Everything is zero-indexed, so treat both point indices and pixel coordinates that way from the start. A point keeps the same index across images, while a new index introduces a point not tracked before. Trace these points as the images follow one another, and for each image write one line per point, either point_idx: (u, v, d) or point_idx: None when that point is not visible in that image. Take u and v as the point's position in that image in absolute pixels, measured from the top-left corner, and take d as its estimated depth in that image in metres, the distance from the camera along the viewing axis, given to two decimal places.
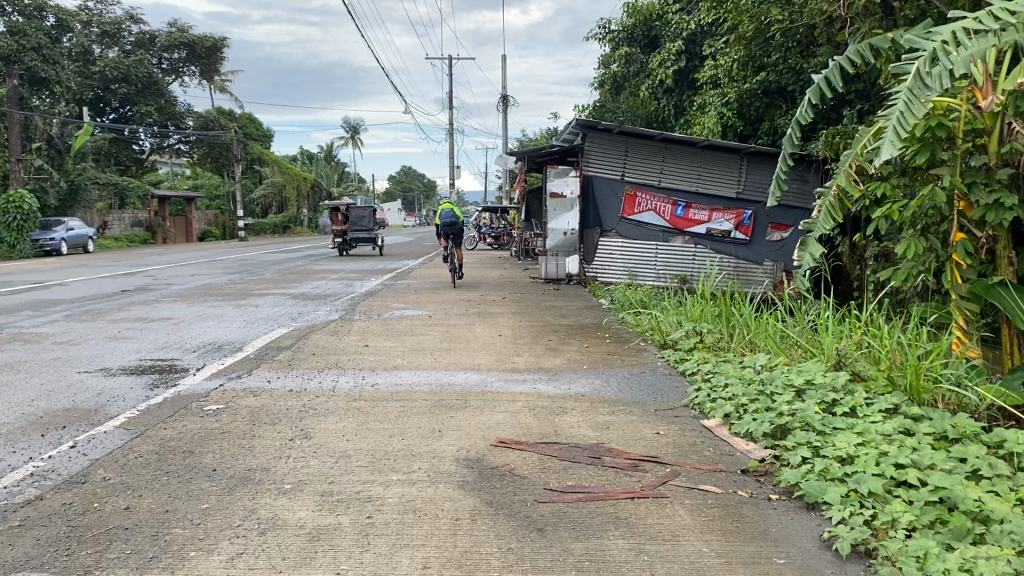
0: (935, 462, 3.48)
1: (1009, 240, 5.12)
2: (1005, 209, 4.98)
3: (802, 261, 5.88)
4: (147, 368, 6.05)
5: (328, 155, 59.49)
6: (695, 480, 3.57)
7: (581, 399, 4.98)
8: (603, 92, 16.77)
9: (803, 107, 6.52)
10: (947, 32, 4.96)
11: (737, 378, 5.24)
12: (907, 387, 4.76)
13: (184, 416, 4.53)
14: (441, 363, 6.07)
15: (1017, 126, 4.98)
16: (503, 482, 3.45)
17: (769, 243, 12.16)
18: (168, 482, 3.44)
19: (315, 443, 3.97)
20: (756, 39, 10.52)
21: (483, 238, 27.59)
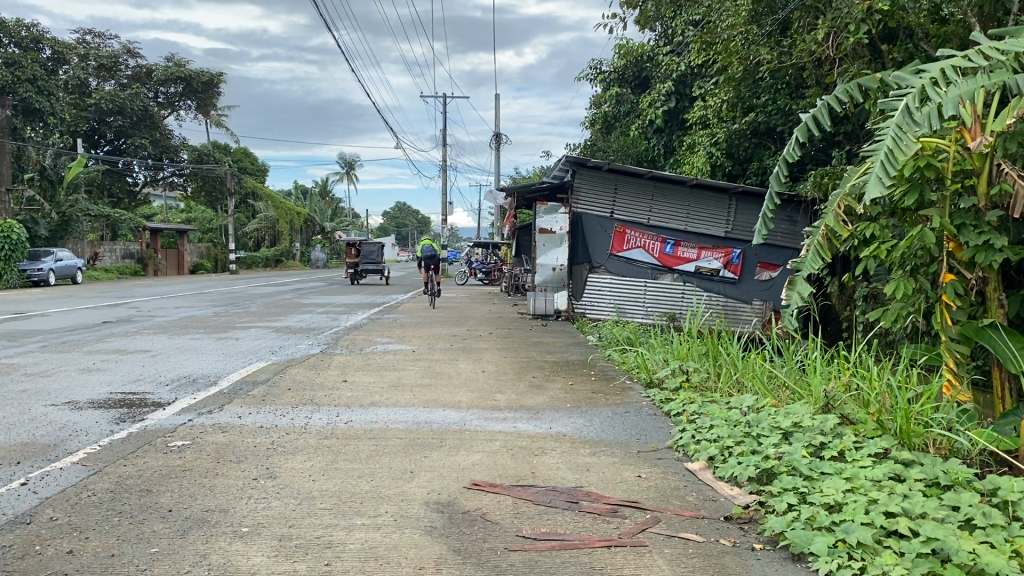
0: (926, 510, 3.33)
1: (999, 282, 5.03)
2: (995, 250, 4.90)
3: (791, 300, 5.77)
4: (116, 401, 5.87)
5: (323, 189, 59.58)
6: (676, 527, 3.40)
7: (561, 439, 4.81)
8: (594, 131, 16.81)
9: (791, 145, 6.45)
10: (936, 70, 4.91)
11: (723, 419, 5.08)
12: (896, 430, 4.61)
13: (147, 452, 4.35)
14: (420, 400, 5.89)
15: (1006, 168, 4.92)
16: (474, 529, 3.27)
17: (758, 282, 12.07)
18: (119, 523, 3.25)
19: (279, 483, 3.79)
20: (745, 81, 10.42)
21: (474, 274, 27.45)
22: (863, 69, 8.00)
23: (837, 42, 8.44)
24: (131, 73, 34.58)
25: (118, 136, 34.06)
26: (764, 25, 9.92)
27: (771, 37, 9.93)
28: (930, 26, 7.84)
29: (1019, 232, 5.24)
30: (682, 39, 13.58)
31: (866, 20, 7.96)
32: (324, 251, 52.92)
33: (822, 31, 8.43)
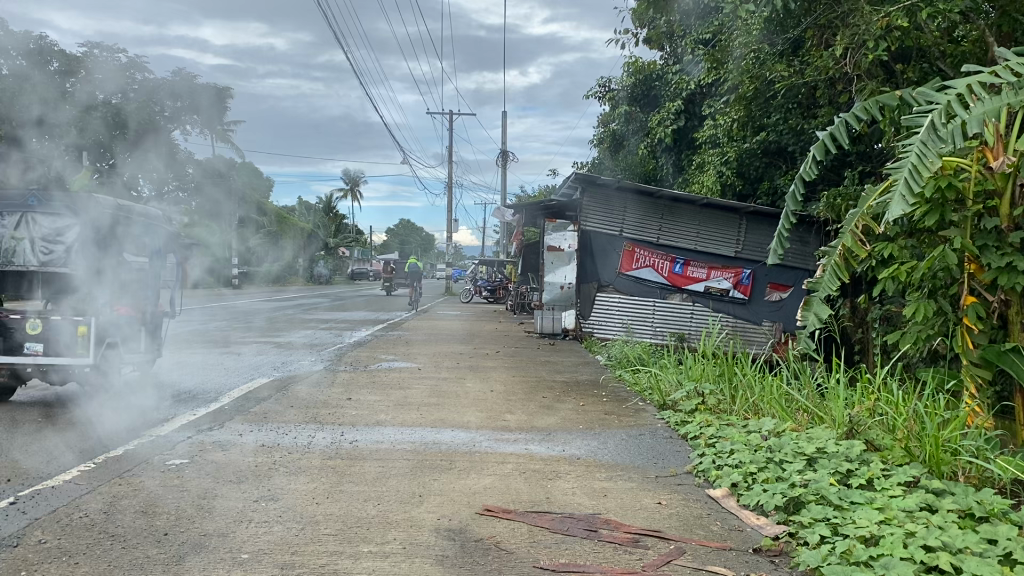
0: (966, 544, 3.13)
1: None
2: (1020, 273, 4.74)
3: (807, 321, 5.59)
4: (113, 417, 5.66)
5: (327, 205, 59.50)
6: (704, 560, 3.21)
7: (577, 462, 4.62)
8: (601, 149, 16.67)
9: (808, 164, 6.24)
10: (962, 86, 4.77)
11: (743, 444, 4.87)
12: (925, 458, 4.40)
13: (144, 471, 4.17)
14: (428, 419, 5.70)
15: None
16: (488, 559, 3.07)
17: (769, 303, 11.78)
18: (110, 548, 3.06)
19: (282, 507, 3.60)
20: (756, 100, 10.17)
21: (478, 293, 27.11)
22: (879, 89, 7.80)
23: (855, 60, 8.09)
24: None
25: None
26: (775, 43, 9.50)
27: (783, 56, 9.57)
28: (946, 45, 7.69)
29: None
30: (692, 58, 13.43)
31: (885, 37, 7.68)
32: (328, 268, 52.71)
33: (840, 48, 8.01)
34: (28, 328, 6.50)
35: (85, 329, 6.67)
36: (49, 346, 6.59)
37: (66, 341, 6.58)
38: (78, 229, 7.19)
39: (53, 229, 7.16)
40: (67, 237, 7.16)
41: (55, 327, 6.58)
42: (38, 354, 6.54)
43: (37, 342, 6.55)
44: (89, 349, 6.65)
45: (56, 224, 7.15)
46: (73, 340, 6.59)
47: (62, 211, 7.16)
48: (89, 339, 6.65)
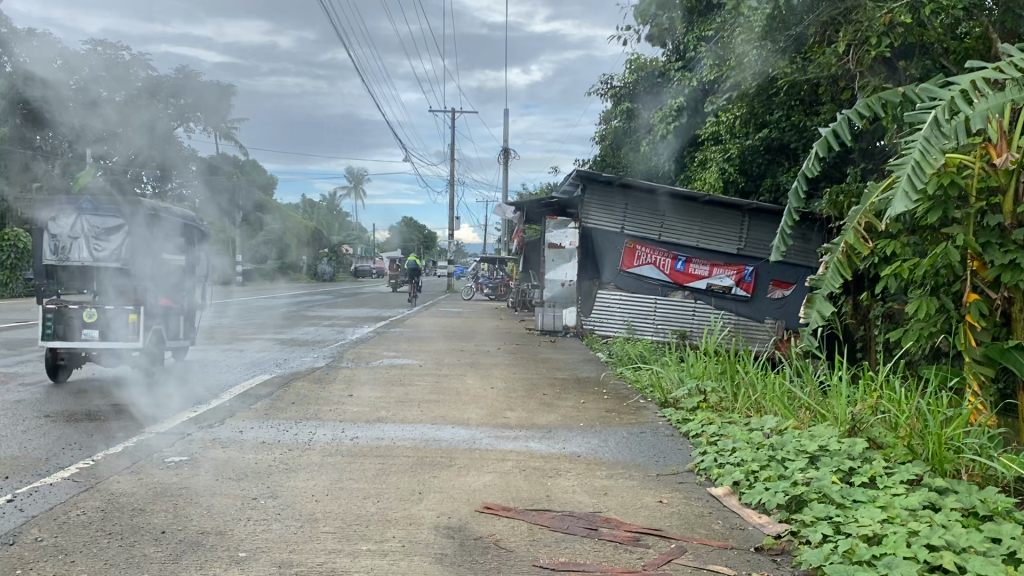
0: (970, 543, 3.10)
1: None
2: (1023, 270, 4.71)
3: (810, 318, 5.55)
4: (114, 414, 5.65)
5: (329, 203, 59.61)
6: (705, 559, 3.18)
7: (578, 460, 4.60)
8: (603, 146, 16.64)
9: (810, 160, 6.20)
10: (966, 82, 4.73)
11: (745, 442, 4.84)
12: (928, 456, 4.37)
13: (143, 468, 4.15)
14: (428, 416, 5.68)
15: None
16: (487, 558, 3.05)
17: (771, 301, 11.75)
18: (108, 546, 3.04)
19: (281, 504, 3.58)
20: (759, 97, 10.12)
21: (479, 289, 27.10)
22: (882, 85, 7.76)
23: (858, 56, 8.04)
24: None
25: None
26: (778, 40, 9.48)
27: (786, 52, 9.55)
28: (949, 42, 7.65)
29: None
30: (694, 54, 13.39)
31: (888, 34, 7.64)
32: (330, 265, 52.71)
33: (843, 45, 7.97)
34: (86, 317, 7.27)
35: (134, 316, 7.48)
36: (104, 332, 7.38)
37: (119, 327, 7.38)
38: (126, 228, 7.89)
39: (105, 227, 7.86)
40: (117, 235, 7.86)
41: (109, 315, 7.36)
42: (95, 339, 7.34)
43: (94, 329, 7.31)
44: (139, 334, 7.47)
45: (108, 222, 7.85)
46: (125, 327, 7.39)
47: (113, 212, 7.87)
48: (139, 325, 7.45)
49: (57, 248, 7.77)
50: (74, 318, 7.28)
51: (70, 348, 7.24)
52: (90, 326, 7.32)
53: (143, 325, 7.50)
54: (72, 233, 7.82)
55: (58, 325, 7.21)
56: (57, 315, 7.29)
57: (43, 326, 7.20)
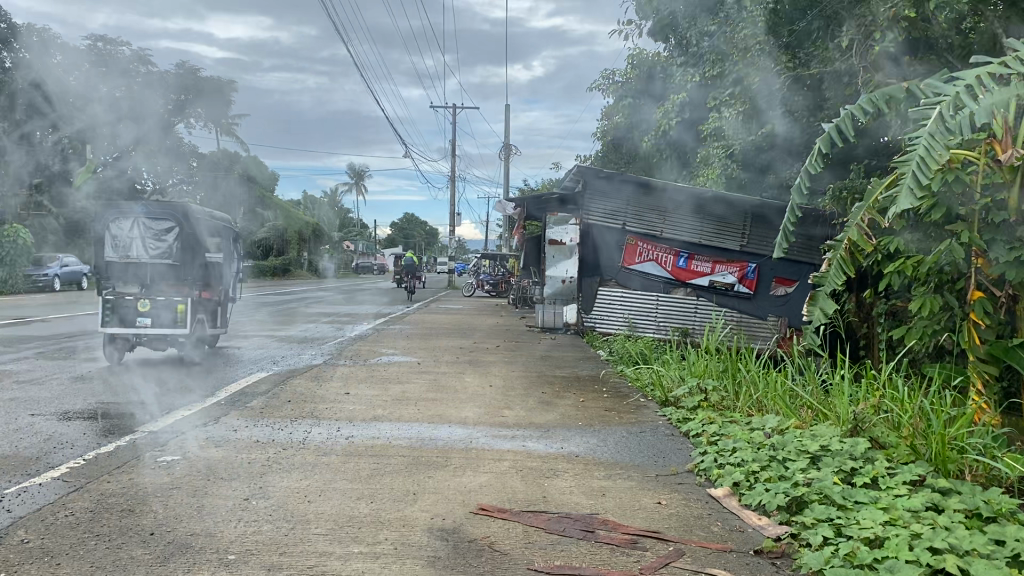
0: (974, 546, 3.04)
1: None
2: None
3: (812, 316, 5.48)
4: (108, 412, 5.60)
5: (331, 198, 59.59)
6: (703, 562, 3.12)
7: (575, 460, 4.54)
8: (605, 141, 16.53)
9: (813, 157, 6.12)
10: (971, 77, 4.66)
11: (745, 442, 4.78)
12: (931, 456, 4.31)
13: (134, 468, 4.10)
14: (425, 415, 5.63)
15: None
16: (481, 561, 2.99)
17: (775, 298, 11.61)
18: (95, 548, 2.99)
19: (273, 505, 3.52)
20: (761, 92, 10.01)
21: (481, 286, 27.02)
22: (886, 80, 7.65)
23: (862, 51, 7.92)
24: None
25: None
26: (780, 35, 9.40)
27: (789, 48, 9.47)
28: (954, 37, 7.54)
29: None
30: None
31: (892, 28, 7.54)
32: (331, 261, 52.65)
33: None
34: (139, 305, 8.55)
35: (183, 306, 8.68)
36: (156, 319, 8.62)
37: (167, 315, 8.60)
38: (178, 230, 8.86)
39: (159, 229, 8.86)
40: (169, 235, 8.86)
41: (160, 305, 8.60)
42: (147, 325, 8.58)
43: (146, 316, 8.58)
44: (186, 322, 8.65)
45: (162, 225, 8.85)
46: (173, 315, 8.62)
47: (166, 216, 8.85)
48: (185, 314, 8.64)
49: (116, 246, 8.83)
50: (128, 306, 8.54)
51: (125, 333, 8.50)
52: (143, 314, 8.59)
53: (189, 314, 8.71)
54: (130, 234, 8.82)
55: (116, 313, 8.49)
56: (114, 304, 8.54)
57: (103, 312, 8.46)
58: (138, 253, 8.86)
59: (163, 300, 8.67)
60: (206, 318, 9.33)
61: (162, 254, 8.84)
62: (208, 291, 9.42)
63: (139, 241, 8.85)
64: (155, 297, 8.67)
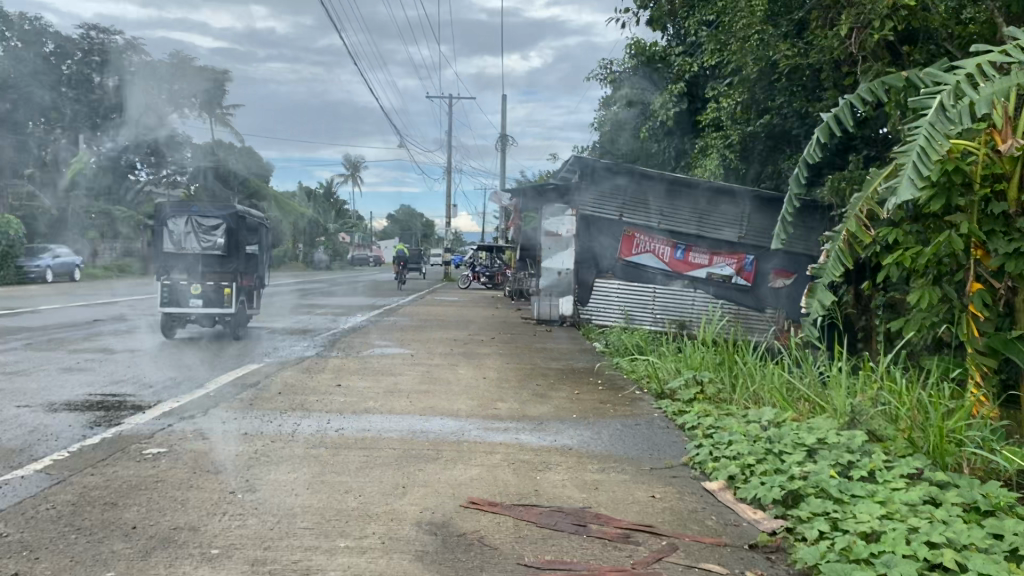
0: (971, 540, 2.98)
1: None
2: None
3: (810, 308, 5.42)
4: (94, 404, 5.53)
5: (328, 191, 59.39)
6: (697, 557, 3.06)
7: (568, 453, 4.48)
8: (602, 132, 16.41)
9: (811, 147, 6.04)
10: (971, 66, 4.60)
11: (741, 434, 4.72)
12: (929, 449, 4.25)
13: (119, 460, 4.03)
14: (417, 407, 5.55)
15: None
16: (470, 555, 2.93)
17: (773, 289, 11.47)
18: (74, 542, 2.92)
19: (259, 498, 3.46)
20: (760, 83, 9.88)
21: (477, 278, 26.90)
22: (885, 70, 7.55)
23: (861, 40, 7.82)
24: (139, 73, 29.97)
25: None
26: (778, 24, 9.31)
27: (787, 37, 9.37)
28: (954, 26, 7.44)
29: None
30: (694, 39, 13.13)
31: (891, 16, 7.43)
32: (328, 253, 52.43)
33: (845, 28, 7.77)
34: (192, 289, 9.76)
35: (230, 290, 9.92)
36: (206, 301, 9.82)
37: (217, 297, 9.81)
38: (225, 226, 10.19)
39: (208, 225, 10.22)
40: (218, 231, 10.21)
41: (209, 288, 9.83)
42: (199, 306, 9.79)
43: (198, 299, 9.78)
44: (231, 303, 9.87)
45: (211, 221, 10.20)
46: (220, 297, 9.84)
47: (215, 213, 10.18)
48: (232, 296, 9.89)
49: (174, 240, 10.19)
50: (183, 289, 9.77)
51: (181, 313, 9.72)
52: (196, 296, 9.82)
53: (234, 296, 9.94)
54: (184, 229, 10.22)
55: (172, 295, 9.72)
56: (171, 288, 9.76)
57: (162, 295, 9.70)
58: (191, 245, 10.23)
59: (213, 284, 9.92)
60: (245, 303, 10.55)
61: (211, 245, 10.17)
62: (248, 278, 10.70)
63: (192, 235, 10.23)
64: (205, 282, 9.87)
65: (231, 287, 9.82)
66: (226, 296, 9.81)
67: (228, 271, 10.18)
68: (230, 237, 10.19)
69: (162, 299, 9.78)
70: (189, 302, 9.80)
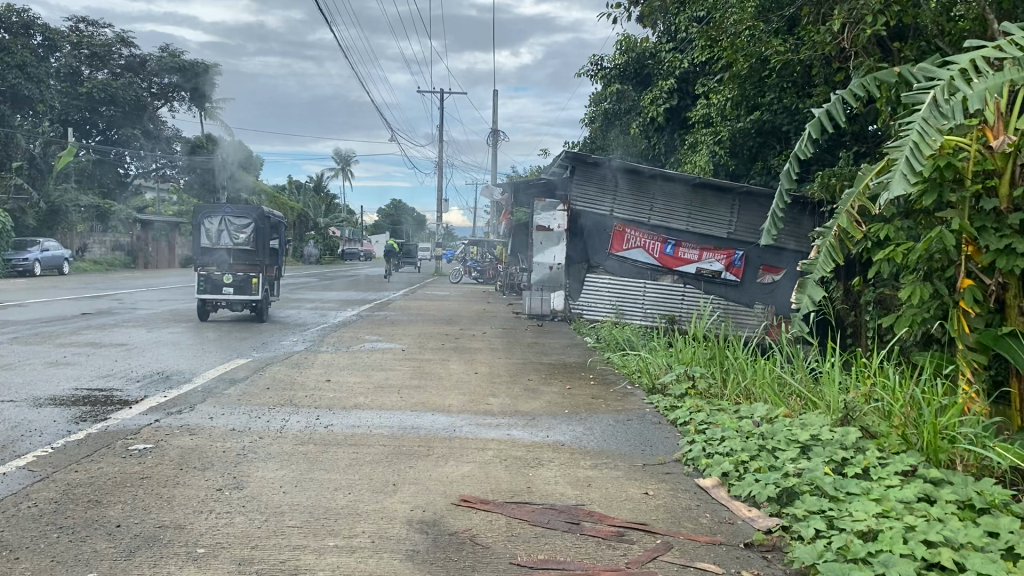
0: (968, 539, 2.95)
1: (1020, 289, 4.66)
2: (1018, 255, 4.54)
3: (800, 304, 5.37)
4: (80, 398, 5.44)
5: (318, 185, 59.07)
6: (692, 556, 3.02)
7: (560, 449, 4.42)
8: (593, 128, 16.34)
9: (803, 142, 5.98)
10: (966, 61, 4.53)
11: (734, 430, 4.69)
12: (922, 446, 4.22)
13: (104, 456, 3.96)
14: (407, 403, 5.49)
15: None
16: (462, 555, 2.87)
17: (760, 285, 11.66)
18: (56, 541, 2.85)
19: (246, 496, 3.40)
20: (750, 78, 9.78)
21: (468, 273, 26.81)
22: (878, 66, 7.50)
23: (853, 34, 7.77)
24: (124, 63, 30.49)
25: (111, 126, 30.44)
26: (769, 21, 9.26)
27: (778, 34, 9.30)
28: (946, 23, 7.40)
29: None
30: (685, 35, 13.07)
31: (884, 12, 7.38)
32: (318, 248, 52.09)
33: (838, 23, 7.70)
34: (224, 278, 10.92)
35: (257, 280, 11.08)
36: (237, 289, 11.00)
37: (246, 286, 10.99)
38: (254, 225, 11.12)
39: (240, 224, 11.15)
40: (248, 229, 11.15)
41: (240, 277, 10.98)
42: (230, 293, 10.99)
43: (230, 287, 10.97)
44: (259, 291, 11.05)
45: (241, 221, 11.14)
46: (249, 285, 11.02)
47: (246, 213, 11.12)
48: (260, 285, 11.08)
49: (209, 236, 11.14)
50: (217, 278, 10.95)
51: (216, 298, 10.95)
52: (228, 284, 10.99)
53: (261, 285, 11.12)
54: (218, 227, 11.17)
55: (207, 284, 10.89)
56: (207, 277, 10.96)
57: (199, 284, 10.90)
58: (225, 240, 11.21)
59: (242, 273, 11.07)
60: (270, 289, 11.73)
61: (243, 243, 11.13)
62: (271, 269, 11.86)
63: (225, 232, 11.19)
64: (236, 272, 11.02)
65: (258, 277, 10.97)
66: (254, 285, 10.97)
67: (255, 262, 11.23)
68: (259, 236, 11.17)
69: (200, 287, 10.99)
70: (222, 290, 11.00)
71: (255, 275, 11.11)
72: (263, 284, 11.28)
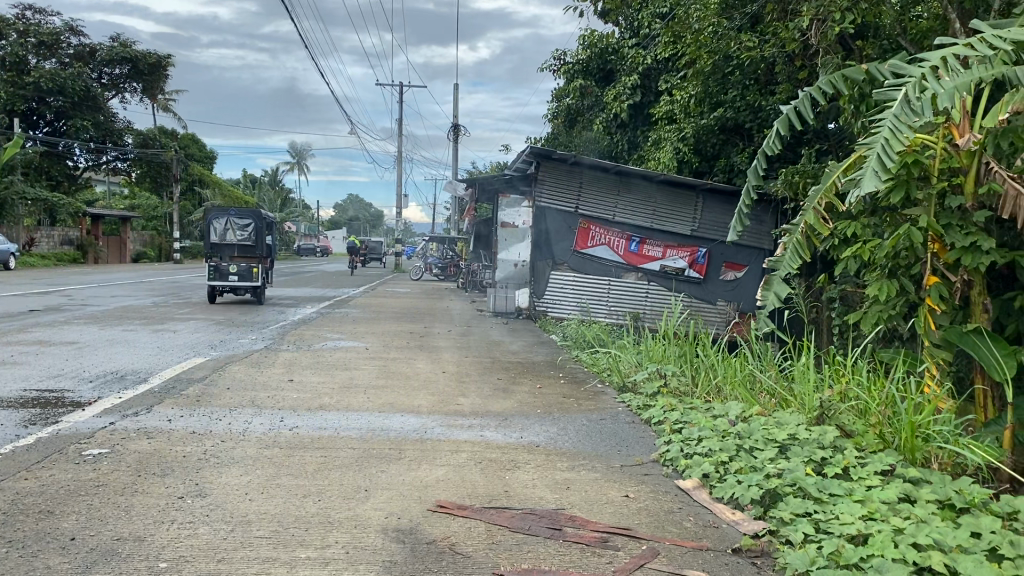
0: (955, 541, 2.89)
1: (984, 285, 4.59)
2: (983, 252, 4.47)
3: (766, 301, 5.25)
4: (29, 400, 5.18)
5: (273, 179, 58.14)
6: (681, 563, 2.92)
7: (536, 451, 4.30)
8: (556, 123, 16.23)
9: (771, 137, 5.72)
10: (936, 58, 4.42)
11: (710, 430, 4.61)
12: (899, 446, 4.18)
13: (55, 463, 3.73)
14: (375, 404, 5.31)
15: (996, 166, 4.46)
16: (442, 565, 2.74)
17: (723, 282, 11.72)
18: (4, 558, 2.64)
19: (210, 504, 3.22)
20: (714, 75, 9.75)
21: (429, 270, 26.48)
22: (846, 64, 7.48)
23: (820, 32, 7.64)
24: (73, 53, 29.62)
25: (59, 117, 29.52)
26: (733, 18, 9.22)
27: (742, 31, 9.27)
28: (909, 23, 7.43)
29: (1006, 235, 4.83)
30: (648, 31, 13.01)
31: (852, 9, 7.34)
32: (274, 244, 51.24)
33: (805, 19, 7.62)
34: (230, 267, 12.50)
35: (258, 270, 12.63)
36: (240, 276, 12.54)
37: (248, 274, 12.54)
38: (255, 224, 12.68)
39: (243, 223, 12.73)
40: (249, 226, 12.71)
41: (243, 266, 12.54)
42: (235, 280, 12.54)
43: (234, 274, 12.53)
44: (259, 278, 12.59)
45: (245, 221, 12.71)
46: (251, 273, 12.54)
47: (248, 213, 12.71)
48: (259, 273, 12.60)
49: (217, 233, 12.67)
50: (224, 268, 12.52)
51: (223, 285, 12.49)
52: (233, 273, 12.56)
53: (261, 274, 12.64)
54: (223, 227, 12.71)
55: (215, 272, 12.47)
56: (215, 267, 12.53)
57: (208, 272, 12.47)
58: (230, 238, 12.75)
59: (245, 265, 12.64)
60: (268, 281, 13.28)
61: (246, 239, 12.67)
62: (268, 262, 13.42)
63: (230, 231, 12.74)
64: (239, 262, 12.57)
65: (259, 265, 12.54)
66: (255, 273, 12.53)
67: (256, 255, 12.82)
68: (258, 234, 12.71)
69: (208, 275, 12.53)
70: (228, 278, 12.55)
71: (256, 266, 12.75)
72: (263, 273, 12.82)
